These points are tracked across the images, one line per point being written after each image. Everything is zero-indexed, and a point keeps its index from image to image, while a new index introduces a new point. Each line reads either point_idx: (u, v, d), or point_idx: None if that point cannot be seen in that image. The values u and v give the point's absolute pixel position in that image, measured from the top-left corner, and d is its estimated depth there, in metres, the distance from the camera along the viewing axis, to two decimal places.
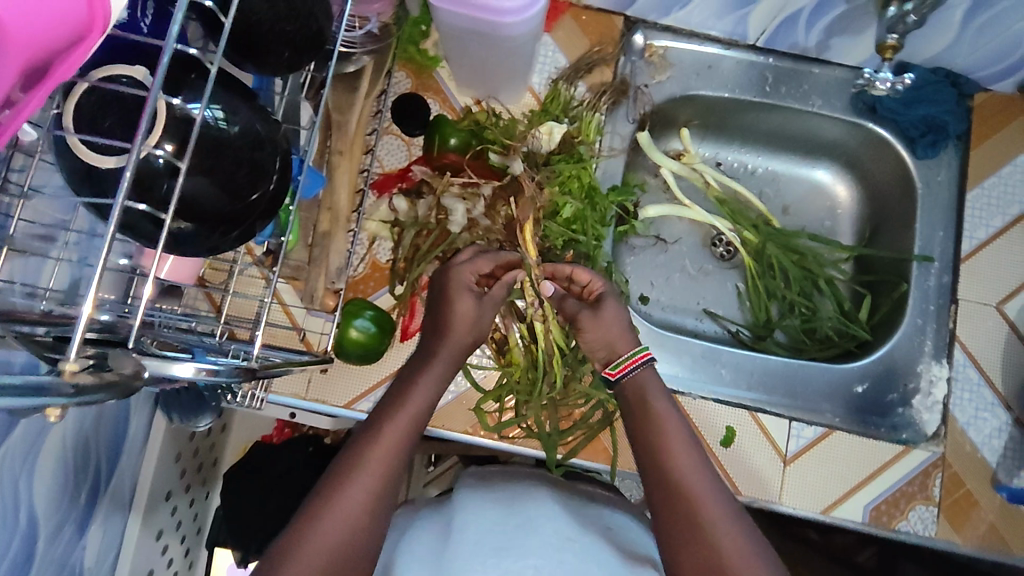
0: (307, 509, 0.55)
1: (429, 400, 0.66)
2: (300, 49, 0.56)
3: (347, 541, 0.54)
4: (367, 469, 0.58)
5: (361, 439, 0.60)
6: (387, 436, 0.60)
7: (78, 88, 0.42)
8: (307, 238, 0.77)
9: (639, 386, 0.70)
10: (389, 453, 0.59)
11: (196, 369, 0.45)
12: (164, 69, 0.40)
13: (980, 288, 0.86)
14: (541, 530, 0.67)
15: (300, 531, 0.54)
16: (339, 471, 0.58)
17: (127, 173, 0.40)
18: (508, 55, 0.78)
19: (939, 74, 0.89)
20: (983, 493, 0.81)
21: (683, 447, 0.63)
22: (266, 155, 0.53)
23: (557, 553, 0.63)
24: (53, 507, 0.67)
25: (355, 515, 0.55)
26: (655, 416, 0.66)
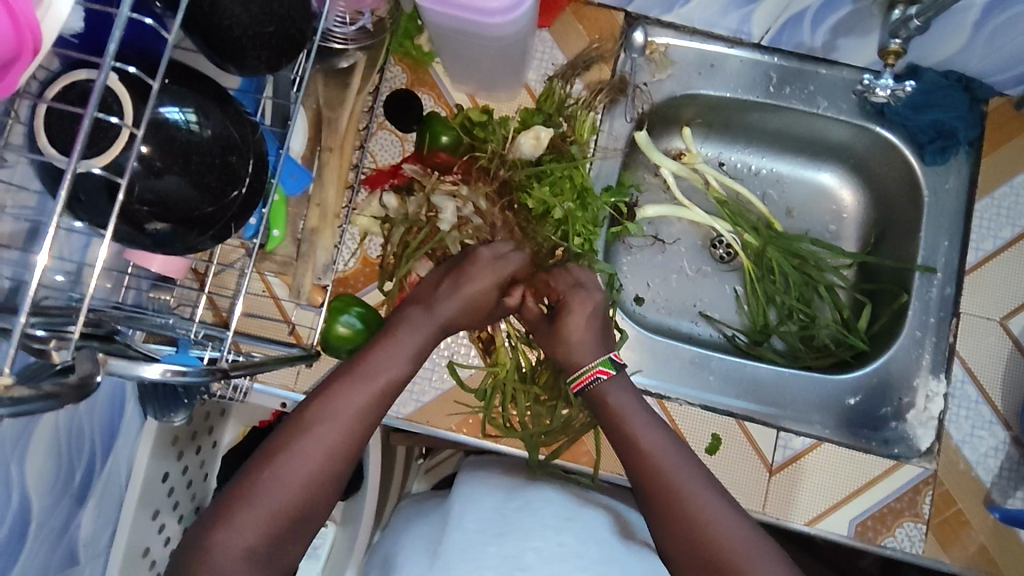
0: (292, 428, 0.60)
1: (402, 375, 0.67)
2: (279, 51, 0.57)
3: (328, 456, 0.59)
4: (316, 440, 0.59)
5: (308, 407, 0.61)
6: (340, 408, 0.62)
7: (38, 109, 0.43)
8: (296, 233, 0.78)
9: (601, 394, 0.72)
10: (339, 428, 0.61)
11: (163, 370, 0.47)
12: (105, 81, 0.39)
13: (985, 301, 0.83)
14: (540, 512, 0.67)
15: (283, 447, 0.58)
16: (287, 435, 0.59)
17: (67, 182, 0.39)
18: (499, 53, 0.77)
19: (951, 78, 0.85)
20: (975, 513, 0.79)
21: (658, 448, 0.66)
22: (238, 158, 0.53)
23: (557, 536, 0.63)
24: (48, 486, 0.69)
25: (297, 483, 0.57)
26: (626, 428, 0.69)
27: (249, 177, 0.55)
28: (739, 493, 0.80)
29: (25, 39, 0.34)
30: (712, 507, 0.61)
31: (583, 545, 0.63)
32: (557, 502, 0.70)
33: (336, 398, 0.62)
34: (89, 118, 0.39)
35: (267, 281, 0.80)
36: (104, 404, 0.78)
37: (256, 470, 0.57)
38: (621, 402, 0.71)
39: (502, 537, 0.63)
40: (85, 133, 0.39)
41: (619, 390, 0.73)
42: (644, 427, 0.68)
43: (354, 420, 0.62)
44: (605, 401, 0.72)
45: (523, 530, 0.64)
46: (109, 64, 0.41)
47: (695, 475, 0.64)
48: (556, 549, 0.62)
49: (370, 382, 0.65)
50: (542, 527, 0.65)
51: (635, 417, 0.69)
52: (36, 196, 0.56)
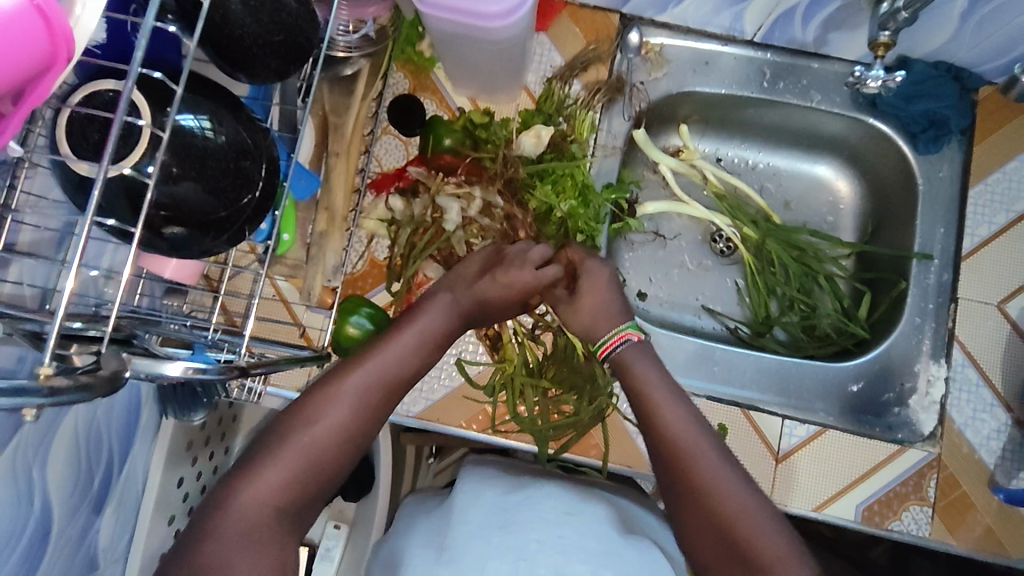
0: (313, 398, 0.62)
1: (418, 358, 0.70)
2: (287, 59, 0.59)
3: (346, 424, 0.62)
4: (325, 418, 0.61)
5: (331, 380, 0.64)
6: (348, 387, 0.63)
7: (61, 117, 0.44)
8: (304, 237, 0.80)
9: (624, 362, 0.73)
10: (349, 406, 0.63)
11: (185, 368, 0.48)
12: (130, 91, 0.40)
13: (981, 286, 0.85)
14: (539, 506, 0.69)
15: (303, 415, 0.61)
16: (295, 413, 0.61)
17: (96, 187, 0.41)
18: (498, 56, 0.79)
19: (940, 68, 0.87)
20: (979, 495, 0.80)
21: (678, 419, 0.67)
22: (251, 162, 0.55)
23: (557, 529, 0.65)
24: (68, 491, 0.71)
25: (306, 457, 0.59)
26: (645, 398, 0.69)
27: (261, 180, 0.57)
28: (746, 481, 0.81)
29: (59, 50, 0.36)
30: (722, 479, 0.62)
31: (582, 539, 0.64)
32: (556, 496, 0.71)
33: (347, 379, 0.64)
34: (119, 122, 0.41)
35: (277, 286, 0.82)
36: (120, 410, 0.79)
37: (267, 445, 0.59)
38: (643, 371, 0.72)
39: (504, 529, 0.65)
40: (114, 137, 0.41)
41: (643, 359, 0.74)
42: (664, 396, 0.69)
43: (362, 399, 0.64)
44: (630, 367, 0.73)
45: (520, 521, 0.66)
46: (137, 72, 0.42)
47: (709, 447, 0.65)
48: (555, 541, 0.63)
49: (381, 364, 0.66)
50: (541, 519, 0.66)
51: (655, 386, 0.70)
52: (55, 206, 0.58)
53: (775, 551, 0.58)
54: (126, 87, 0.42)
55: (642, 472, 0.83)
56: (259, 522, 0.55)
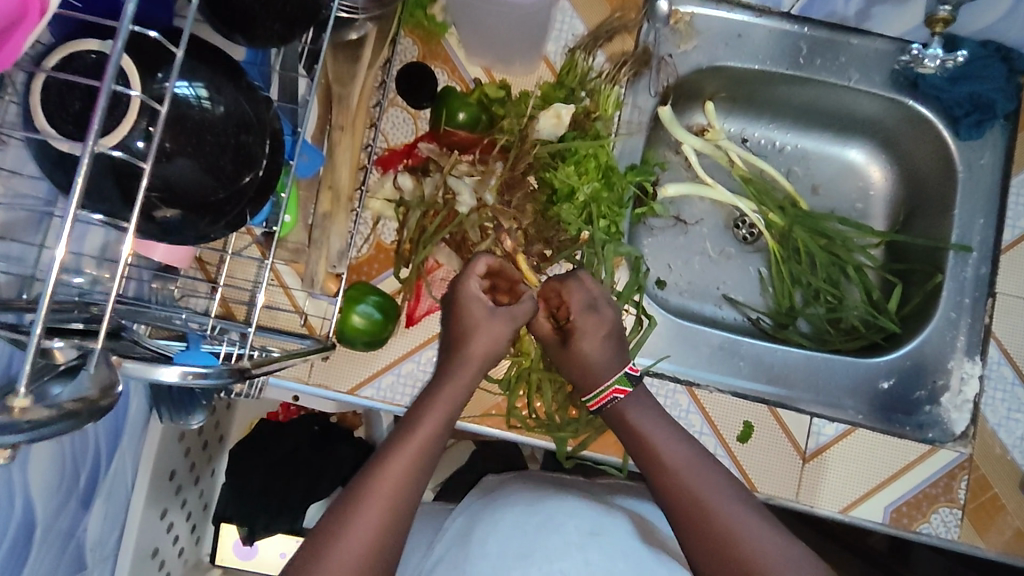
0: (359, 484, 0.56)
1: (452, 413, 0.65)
2: (292, 21, 0.52)
3: (394, 506, 0.55)
4: (375, 503, 0.55)
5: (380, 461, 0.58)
6: (395, 465, 0.58)
7: (35, 83, 0.38)
8: (307, 219, 0.74)
9: (619, 412, 0.70)
10: (399, 481, 0.57)
11: (182, 373, 0.42)
12: (119, 56, 0.34)
13: (1020, 281, 0.81)
14: (562, 526, 0.65)
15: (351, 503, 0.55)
16: (340, 507, 0.55)
17: (81, 169, 0.35)
18: (520, 23, 0.72)
19: (989, 47, 0.82)
20: (1011, 498, 0.77)
21: (682, 463, 0.63)
22: (253, 138, 0.49)
23: (581, 552, 0.62)
24: (53, 492, 0.65)
25: (361, 553, 0.52)
26: (647, 443, 0.66)
27: (265, 159, 0.51)
28: (771, 481, 0.78)
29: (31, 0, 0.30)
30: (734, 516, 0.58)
31: (608, 564, 0.61)
32: (584, 513, 0.66)
33: (396, 454, 0.58)
34: (106, 92, 0.35)
35: (277, 271, 0.76)
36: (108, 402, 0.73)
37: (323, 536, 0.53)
38: (641, 418, 0.68)
39: (526, 559, 0.62)
40: (102, 110, 0.35)
41: (642, 404, 0.70)
42: (665, 439, 0.66)
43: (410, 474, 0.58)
44: (625, 419, 0.69)
45: (547, 547, 0.63)
46: (127, 30, 0.36)
47: (721, 485, 0.61)
48: (583, 569, 0.61)
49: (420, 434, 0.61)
50: (565, 543, 0.63)
51: (655, 430, 0.67)
52: (31, 181, 0.51)
53: None
54: (114, 50, 0.36)
55: None
56: None
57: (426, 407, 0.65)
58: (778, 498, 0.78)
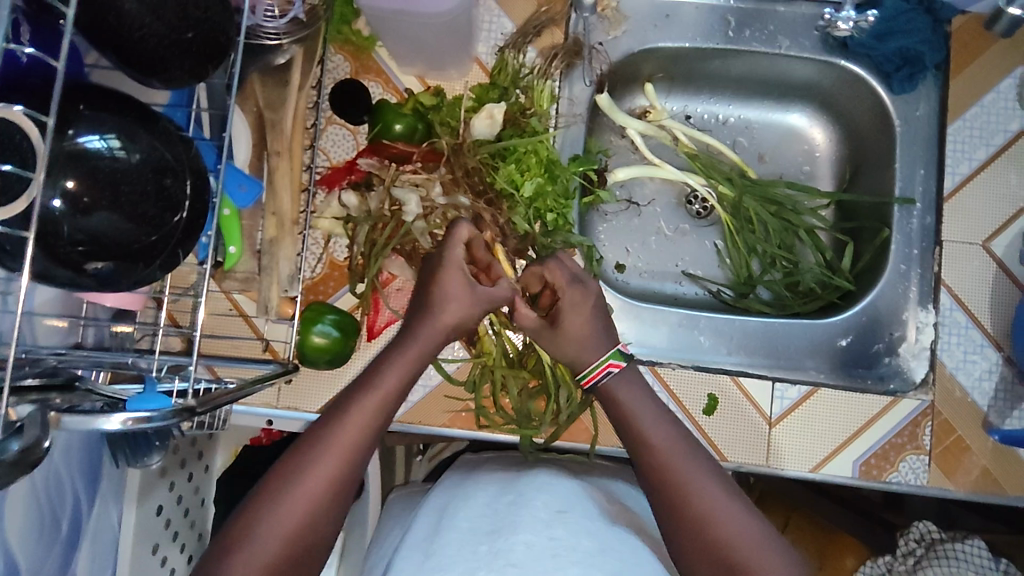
0: (325, 423, 0.57)
1: (390, 409, 0.60)
2: (203, 59, 0.52)
3: (358, 450, 0.57)
4: (324, 461, 0.55)
5: (348, 401, 0.59)
6: (347, 427, 0.57)
7: None
8: (254, 246, 0.75)
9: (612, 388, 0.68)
10: (315, 495, 0.54)
11: (123, 420, 0.43)
12: None
13: (966, 227, 0.83)
14: (532, 503, 0.66)
15: (315, 443, 0.56)
16: (304, 447, 0.56)
17: None
18: (443, 32, 0.73)
19: (911, 1, 0.83)
20: (974, 438, 0.79)
21: (664, 438, 0.63)
22: (174, 180, 0.49)
23: (548, 529, 0.62)
24: (35, 541, 0.67)
25: (319, 492, 0.54)
26: (633, 425, 0.65)
27: (188, 199, 0.51)
28: (740, 449, 0.80)
29: None
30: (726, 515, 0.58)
31: (575, 539, 0.61)
32: (546, 493, 0.68)
33: (361, 401, 0.59)
34: None
35: (234, 300, 0.77)
36: (80, 446, 0.74)
37: (228, 539, 0.52)
38: (632, 399, 0.67)
39: (495, 534, 0.62)
40: None
41: (629, 380, 0.69)
42: (647, 413, 0.66)
43: (330, 488, 0.54)
44: (614, 393, 0.68)
45: (516, 522, 0.63)
46: None
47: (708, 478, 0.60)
48: (547, 543, 0.60)
49: (349, 436, 0.57)
50: (534, 519, 0.63)
51: (639, 406, 0.66)
52: None
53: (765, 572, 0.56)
54: None
55: None
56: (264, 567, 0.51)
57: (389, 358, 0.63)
58: (750, 466, 0.80)
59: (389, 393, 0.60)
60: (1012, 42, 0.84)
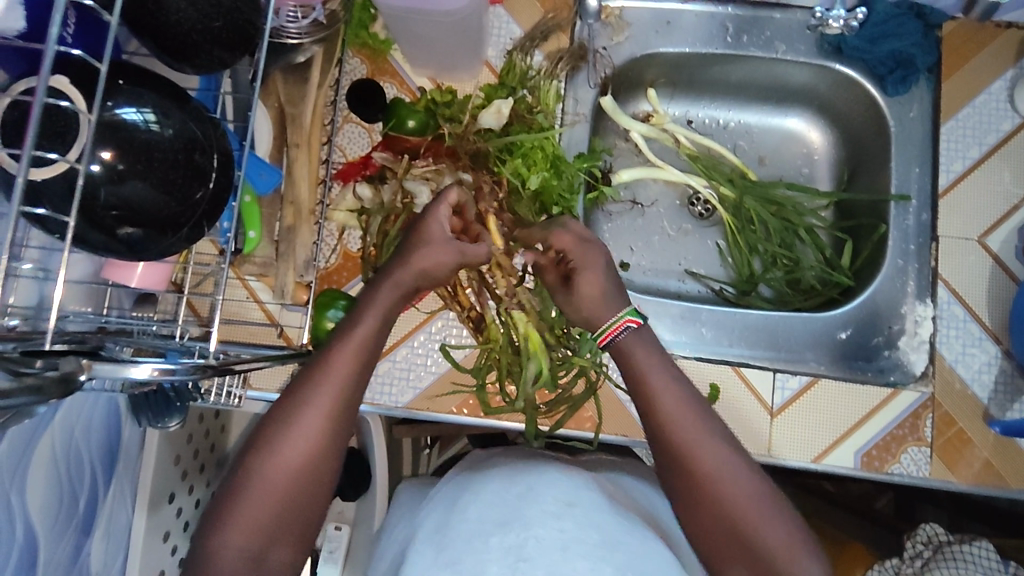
0: (297, 388, 0.58)
1: (368, 353, 0.61)
2: (231, 47, 0.56)
3: (331, 414, 0.58)
4: (299, 427, 0.57)
5: (318, 364, 0.59)
6: (319, 391, 0.58)
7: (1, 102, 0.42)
8: (272, 234, 0.78)
9: (625, 354, 0.66)
10: (300, 447, 0.56)
11: (152, 370, 0.45)
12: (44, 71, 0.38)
13: (961, 223, 0.85)
14: (542, 497, 0.66)
15: (289, 409, 0.57)
16: (280, 413, 0.58)
17: (19, 178, 0.39)
18: (455, 32, 0.78)
19: (902, 7, 0.87)
20: (975, 430, 0.80)
21: (677, 407, 0.61)
22: (202, 155, 0.53)
23: (557, 521, 0.63)
24: (53, 516, 0.69)
25: (297, 456, 0.56)
26: (643, 391, 0.63)
27: (214, 172, 0.54)
28: (743, 440, 0.81)
29: None
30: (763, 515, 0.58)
31: (582, 532, 0.62)
32: (551, 483, 0.68)
33: (328, 364, 0.59)
34: (40, 105, 0.39)
35: (250, 287, 0.80)
36: (100, 426, 0.77)
37: (229, 490, 0.56)
38: (644, 361, 0.65)
39: (505, 527, 0.63)
40: (36, 120, 0.39)
41: (642, 344, 0.66)
42: (661, 379, 0.63)
43: (316, 437, 0.57)
44: (628, 355, 0.66)
45: (526, 517, 0.63)
46: (55, 50, 0.40)
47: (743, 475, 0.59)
48: (557, 536, 0.61)
49: (326, 389, 0.58)
50: (543, 513, 0.64)
51: (654, 372, 0.64)
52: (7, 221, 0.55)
53: (781, 545, 0.57)
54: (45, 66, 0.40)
55: (638, 440, 0.82)
56: (252, 528, 0.55)
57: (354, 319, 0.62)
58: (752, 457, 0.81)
59: (355, 353, 0.60)
60: (1001, 47, 0.88)
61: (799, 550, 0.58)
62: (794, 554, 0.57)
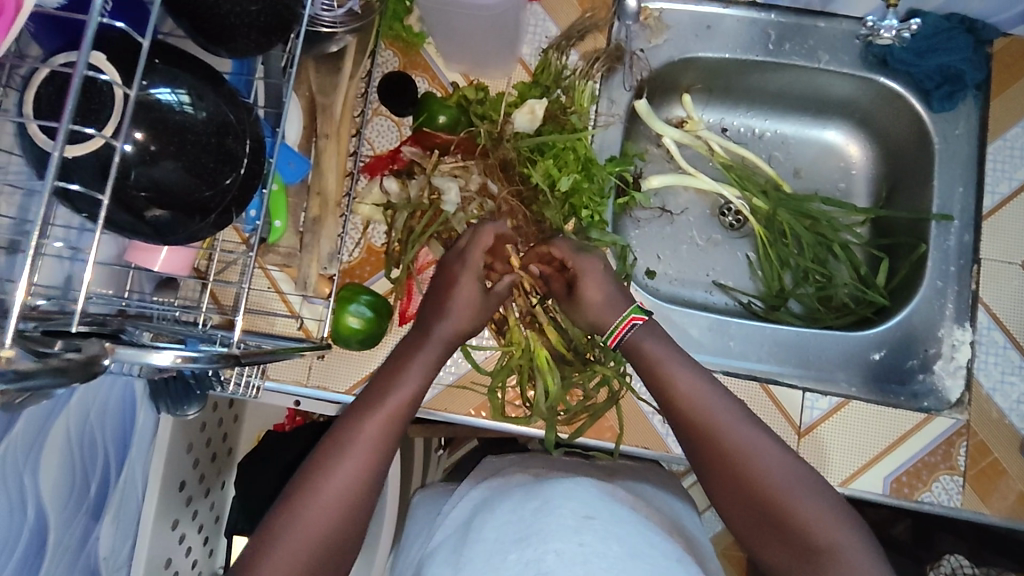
0: (341, 429, 0.60)
1: (411, 406, 0.64)
2: (267, 31, 0.55)
3: (377, 455, 0.60)
4: (346, 464, 0.58)
5: (365, 408, 0.62)
6: (366, 430, 0.60)
7: (40, 75, 0.41)
8: (297, 225, 0.77)
9: (635, 347, 0.71)
10: (346, 484, 0.57)
11: (174, 356, 0.43)
12: (88, 41, 0.38)
13: (1005, 246, 0.82)
14: (558, 510, 0.63)
15: (334, 448, 0.59)
16: (325, 452, 0.59)
17: (56, 150, 0.38)
18: (492, 28, 0.76)
19: (952, 20, 0.85)
20: (1011, 461, 0.77)
21: (691, 389, 0.66)
22: (235, 139, 0.52)
23: (577, 535, 0.59)
24: (64, 500, 0.68)
25: (342, 493, 0.57)
26: (660, 377, 0.68)
27: (246, 158, 0.53)
28: None
29: None
30: (799, 487, 0.60)
31: (603, 545, 0.58)
32: (566, 493, 0.66)
33: (376, 410, 0.62)
34: (79, 77, 0.38)
35: (271, 277, 0.79)
36: (115, 410, 0.76)
37: (268, 531, 0.55)
38: (656, 350, 0.70)
39: (523, 542, 0.60)
40: (75, 93, 0.38)
41: (653, 337, 0.71)
42: (674, 365, 0.68)
43: (363, 475, 0.58)
44: (638, 347, 0.71)
45: (542, 530, 0.60)
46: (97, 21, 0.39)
47: (775, 451, 0.62)
48: (576, 550, 0.57)
49: (373, 429, 0.60)
50: (561, 526, 0.60)
51: (667, 358, 0.69)
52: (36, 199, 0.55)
53: (812, 513, 0.58)
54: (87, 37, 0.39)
55: (660, 453, 0.80)
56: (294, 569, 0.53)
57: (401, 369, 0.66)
58: None
59: (404, 400, 0.63)
60: None
61: (832, 517, 0.58)
62: (826, 520, 0.58)
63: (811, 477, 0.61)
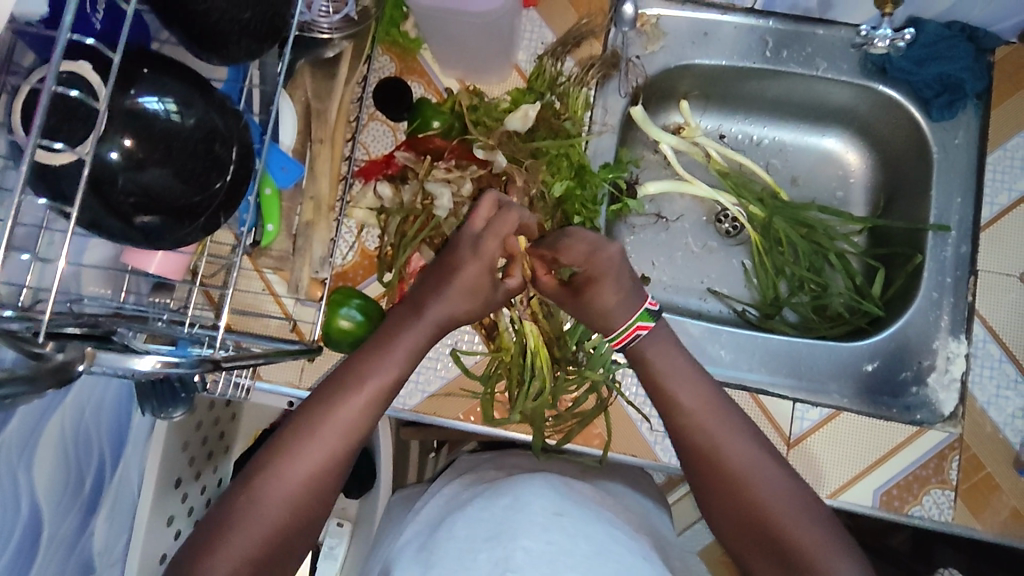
0: (313, 410, 0.61)
1: (389, 388, 0.64)
2: (257, 38, 0.56)
3: (345, 438, 0.60)
4: (311, 447, 0.59)
5: (337, 390, 0.62)
6: (335, 413, 0.61)
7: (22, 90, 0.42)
8: (290, 228, 0.78)
9: (640, 355, 0.70)
10: (308, 465, 0.58)
11: (156, 361, 0.44)
12: (56, 54, 0.38)
13: (1003, 258, 0.81)
14: (529, 508, 0.63)
15: (303, 429, 0.60)
16: (295, 431, 0.60)
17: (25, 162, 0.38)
18: (485, 35, 0.76)
19: (953, 28, 0.84)
20: (1004, 476, 0.76)
21: (696, 405, 0.66)
22: (222, 146, 0.53)
23: (543, 532, 0.60)
24: (59, 495, 0.69)
25: (304, 474, 0.58)
26: (663, 390, 0.67)
27: (232, 163, 0.54)
28: None
29: None
30: (798, 510, 0.60)
31: (572, 542, 0.59)
32: (548, 496, 0.66)
33: (349, 391, 0.62)
34: (48, 91, 0.38)
35: (266, 280, 0.80)
36: (110, 408, 0.78)
37: (232, 502, 0.57)
38: (663, 362, 0.69)
39: (493, 541, 0.59)
40: (43, 107, 0.38)
41: (658, 343, 0.70)
42: (680, 380, 0.67)
43: (327, 458, 0.59)
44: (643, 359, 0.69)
45: (514, 529, 0.60)
46: (66, 36, 0.39)
47: (774, 471, 0.62)
48: (544, 548, 0.58)
49: (342, 414, 0.61)
50: (530, 523, 0.61)
51: (672, 372, 0.68)
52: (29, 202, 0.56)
53: (812, 538, 0.58)
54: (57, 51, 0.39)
55: (648, 461, 0.80)
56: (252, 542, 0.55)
57: (382, 349, 0.66)
58: None
59: (381, 384, 0.63)
60: None
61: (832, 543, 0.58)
62: (825, 546, 0.58)
63: (811, 502, 0.61)
